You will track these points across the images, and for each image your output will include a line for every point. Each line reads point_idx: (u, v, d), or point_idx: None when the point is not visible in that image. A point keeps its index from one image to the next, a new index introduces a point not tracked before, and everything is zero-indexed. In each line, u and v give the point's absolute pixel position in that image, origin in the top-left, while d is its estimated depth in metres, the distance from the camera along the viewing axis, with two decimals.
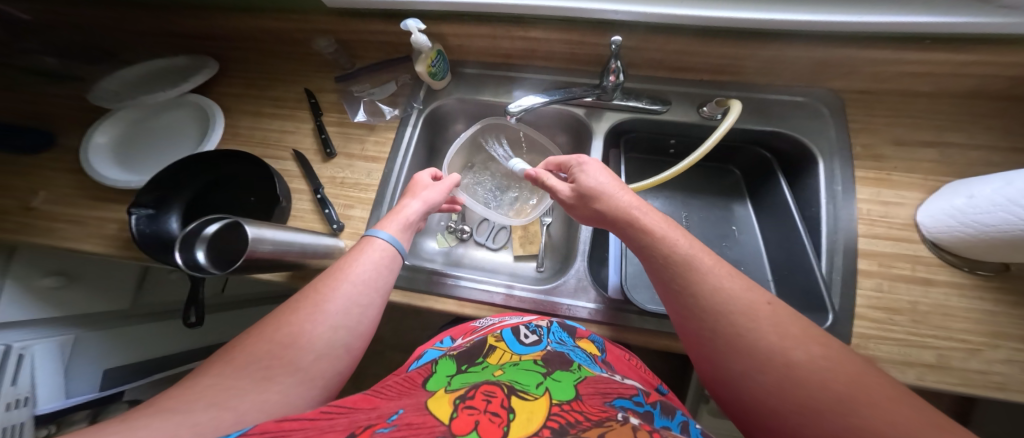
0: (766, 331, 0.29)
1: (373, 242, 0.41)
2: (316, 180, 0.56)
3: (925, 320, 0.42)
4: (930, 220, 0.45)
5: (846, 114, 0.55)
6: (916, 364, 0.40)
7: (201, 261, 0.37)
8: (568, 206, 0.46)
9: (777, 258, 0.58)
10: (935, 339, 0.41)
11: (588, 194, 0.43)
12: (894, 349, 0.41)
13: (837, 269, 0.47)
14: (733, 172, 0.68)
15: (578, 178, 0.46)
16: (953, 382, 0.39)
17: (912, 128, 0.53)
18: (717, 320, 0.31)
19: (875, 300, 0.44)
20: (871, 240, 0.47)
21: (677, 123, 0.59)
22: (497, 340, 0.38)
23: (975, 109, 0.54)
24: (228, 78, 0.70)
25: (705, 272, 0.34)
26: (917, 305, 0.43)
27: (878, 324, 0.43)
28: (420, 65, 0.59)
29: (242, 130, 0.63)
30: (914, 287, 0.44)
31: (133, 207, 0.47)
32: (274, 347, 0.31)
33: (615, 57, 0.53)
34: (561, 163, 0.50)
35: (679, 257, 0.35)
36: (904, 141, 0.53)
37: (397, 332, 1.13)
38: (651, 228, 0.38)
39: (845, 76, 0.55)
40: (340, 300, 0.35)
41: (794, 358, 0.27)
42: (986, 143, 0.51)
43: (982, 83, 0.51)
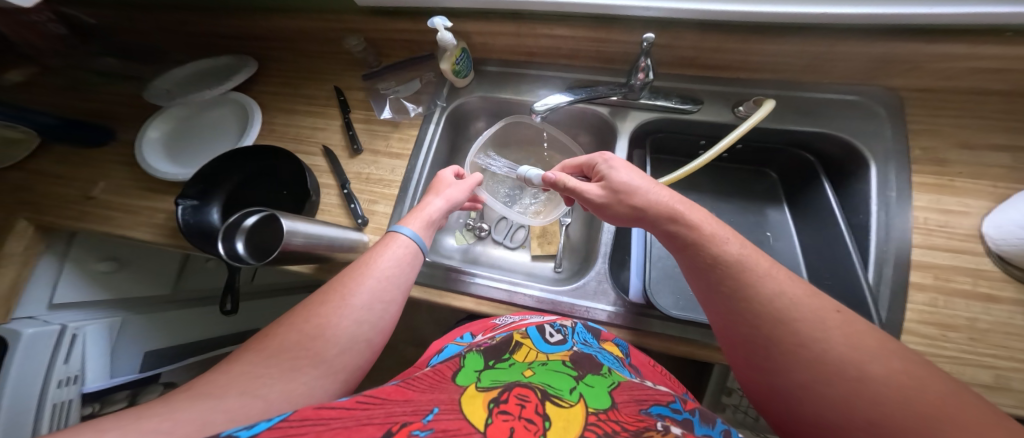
0: (836, 341, 0.27)
1: (395, 239, 0.41)
2: (343, 175, 0.58)
3: (985, 339, 0.39)
4: (996, 230, 0.41)
5: (906, 116, 0.51)
6: (971, 386, 0.37)
7: (239, 252, 0.39)
8: (596, 205, 0.44)
9: (818, 266, 0.55)
10: (994, 359, 0.38)
11: (622, 190, 0.41)
12: (947, 368, 0.38)
13: (886, 281, 0.43)
14: (769, 176, 0.65)
15: (607, 175, 0.44)
16: (1012, 405, 0.36)
17: (977, 130, 0.49)
18: (777, 327, 0.29)
19: (927, 315, 0.40)
20: (927, 251, 0.43)
21: (707, 123, 0.57)
22: (523, 337, 0.38)
23: None
24: (263, 77, 0.73)
25: (763, 274, 0.32)
26: (975, 323, 0.39)
27: (931, 341, 0.39)
28: (445, 63, 0.60)
29: (278, 126, 0.66)
30: (974, 303, 0.40)
31: (179, 198, 0.51)
32: (302, 339, 0.32)
33: (645, 54, 0.51)
34: (581, 165, 0.49)
35: (733, 258, 0.34)
36: (965, 144, 0.48)
37: (414, 325, 1.15)
38: (699, 225, 0.37)
39: (904, 73, 0.51)
40: (364, 294, 0.36)
41: (870, 371, 0.25)
42: None
43: None
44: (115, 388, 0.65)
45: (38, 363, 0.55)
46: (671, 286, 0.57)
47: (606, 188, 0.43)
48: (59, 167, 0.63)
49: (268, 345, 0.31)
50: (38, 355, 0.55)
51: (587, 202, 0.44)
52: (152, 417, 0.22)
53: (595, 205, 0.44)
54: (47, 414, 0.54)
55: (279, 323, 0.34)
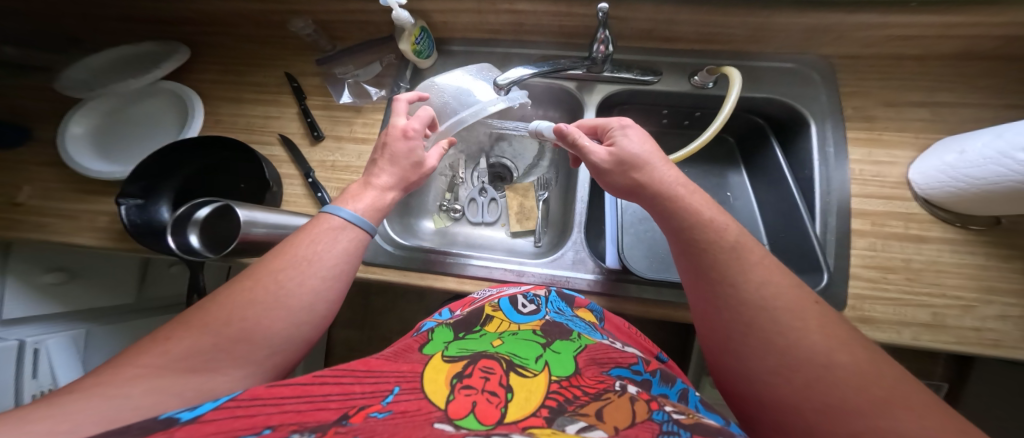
0: (813, 331, 0.29)
1: (349, 233, 0.39)
2: (306, 164, 0.56)
3: (918, 277, 0.45)
4: (921, 177, 0.47)
5: (837, 79, 0.56)
6: (912, 324, 0.42)
7: (194, 245, 0.37)
8: (599, 167, 0.44)
9: (772, 223, 0.60)
10: (929, 297, 0.43)
11: (630, 161, 0.42)
12: (891, 308, 0.43)
13: (831, 230, 0.48)
14: (727, 140, 0.69)
15: (618, 141, 0.44)
16: (949, 340, 0.42)
17: (902, 90, 0.54)
18: (760, 316, 0.31)
19: (869, 259, 0.46)
20: (863, 200, 0.49)
21: (668, 93, 0.59)
22: (494, 310, 0.40)
23: (964, 69, 0.54)
24: (203, 64, 0.68)
25: (754, 264, 0.34)
26: (910, 263, 0.45)
27: (873, 283, 0.45)
28: (404, 43, 0.58)
29: (225, 117, 0.62)
30: (907, 244, 0.46)
31: (121, 198, 0.47)
32: (223, 343, 0.31)
33: (603, 26, 0.52)
34: (597, 126, 0.48)
35: (731, 245, 0.35)
36: (895, 103, 0.53)
37: (401, 314, 1.16)
38: (699, 210, 0.38)
39: (835, 41, 0.54)
40: (302, 296, 0.35)
41: (837, 360, 0.28)
42: (978, 102, 0.52)
43: (972, 44, 0.51)
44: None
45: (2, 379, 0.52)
46: (644, 250, 0.61)
47: (614, 155, 0.43)
48: None
49: (180, 344, 0.30)
50: None
51: (589, 163, 0.44)
52: None
53: (608, 161, 0.43)
54: None
55: (195, 320, 0.32)
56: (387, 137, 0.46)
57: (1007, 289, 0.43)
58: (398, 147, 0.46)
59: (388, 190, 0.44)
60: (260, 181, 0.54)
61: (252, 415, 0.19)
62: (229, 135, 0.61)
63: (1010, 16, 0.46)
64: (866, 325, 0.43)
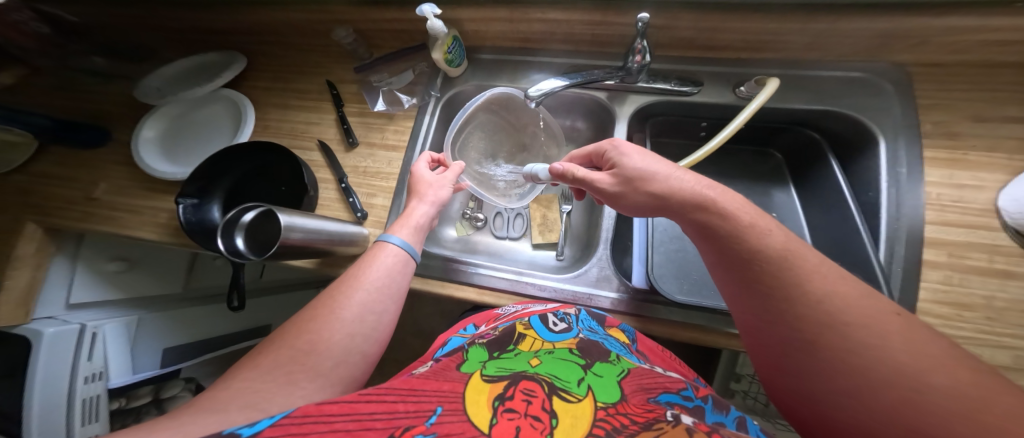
0: (895, 349, 0.25)
1: (385, 248, 0.44)
2: (340, 169, 0.58)
3: (1002, 317, 0.38)
4: (1013, 204, 0.40)
5: (911, 90, 0.50)
6: (991, 367, 0.37)
7: (239, 248, 0.39)
8: (609, 195, 0.43)
9: (825, 247, 0.55)
10: (1013, 339, 0.38)
11: (637, 176, 0.40)
12: (965, 348, 0.38)
13: (898, 259, 0.43)
14: (773, 156, 0.64)
15: (618, 163, 0.42)
16: None
17: (995, 103, 0.47)
18: (824, 331, 0.28)
19: (941, 294, 0.40)
20: (940, 227, 0.43)
21: (710, 105, 0.55)
22: (526, 327, 0.39)
23: None
24: (254, 73, 0.72)
25: (811, 272, 0.30)
26: (993, 301, 0.39)
27: (945, 321, 0.39)
28: (437, 52, 0.59)
29: (272, 122, 0.66)
30: (990, 280, 0.40)
31: (179, 198, 0.51)
32: (298, 355, 0.33)
33: (641, 36, 0.50)
34: (589, 154, 0.47)
35: (776, 252, 0.32)
36: (984, 118, 0.47)
37: (420, 316, 1.17)
38: (734, 214, 0.35)
39: (913, 48, 0.49)
40: (353, 309, 0.37)
41: (933, 383, 0.22)
42: None
43: None
44: (139, 384, 0.67)
45: (62, 362, 0.57)
46: (675, 269, 0.57)
47: (618, 177, 0.42)
48: (63, 170, 0.64)
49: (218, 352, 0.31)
50: (61, 354, 0.56)
51: (597, 194, 0.43)
52: (163, 429, 0.23)
53: (609, 194, 0.42)
54: (79, 408, 0.57)
55: (275, 339, 0.36)
56: (414, 174, 0.53)
57: None
58: (428, 179, 0.52)
59: (427, 217, 0.49)
60: (297, 186, 0.56)
61: (306, 434, 0.19)
62: (275, 140, 0.64)
63: None
64: None
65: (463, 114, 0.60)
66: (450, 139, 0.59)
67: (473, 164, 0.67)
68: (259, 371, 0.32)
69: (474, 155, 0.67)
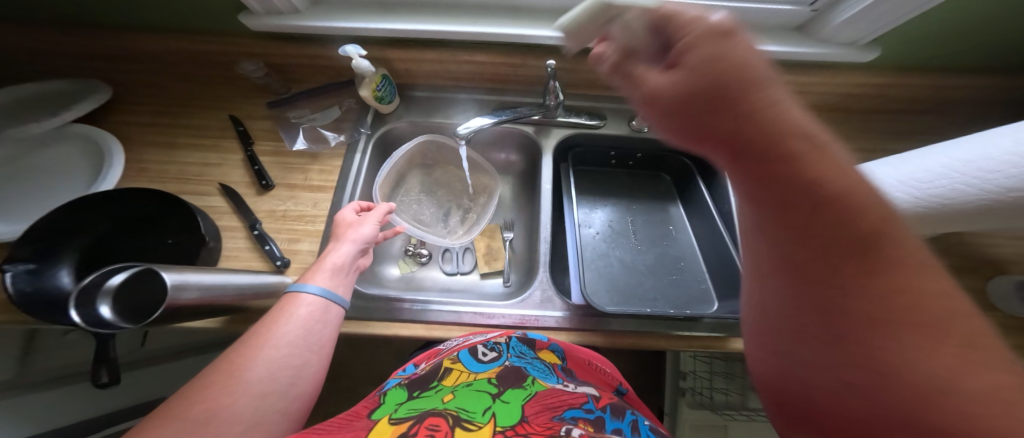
0: (942, 349, 0.19)
1: (298, 299, 0.40)
2: (252, 215, 0.53)
3: None
4: None
5: None
6: None
7: (101, 313, 0.32)
8: (657, 98, 0.26)
9: (710, 255, 0.60)
10: None
11: (713, 79, 0.22)
12: None
13: None
14: (665, 178, 0.70)
15: (686, 53, 0.24)
16: None
17: None
18: (848, 318, 0.23)
19: None
20: None
21: (616, 136, 0.64)
22: (453, 362, 0.39)
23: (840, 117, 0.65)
24: (128, 107, 0.64)
25: (901, 259, 0.21)
26: None
27: None
28: (365, 90, 0.59)
29: (149, 164, 0.58)
30: None
31: (6, 263, 0.40)
32: (188, 426, 0.29)
33: (553, 78, 0.57)
34: (658, 25, 0.27)
35: (870, 226, 0.21)
36: None
37: (359, 367, 1.06)
38: (825, 173, 0.21)
39: None
40: (260, 367, 0.34)
41: (964, 387, 0.17)
42: (858, 145, 0.62)
43: (841, 98, 0.63)
44: None
45: None
46: (603, 283, 0.59)
47: (690, 71, 0.24)
48: None
49: None
50: None
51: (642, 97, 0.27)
52: None
53: (672, 99, 0.25)
54: None
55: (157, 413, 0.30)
56: (336, 218, 0.52)
57: None
58: (348, 217, 0.52)
59: (351, 256, 0.47)
60: (188, 238, 0.49)
61: None
62: (156, 185, 0.57)
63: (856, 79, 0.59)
64: None
65: (388, 162, 0.64)
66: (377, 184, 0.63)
67: (411, 203, 0.72)
68: None
69: (413, 194, 0.73)
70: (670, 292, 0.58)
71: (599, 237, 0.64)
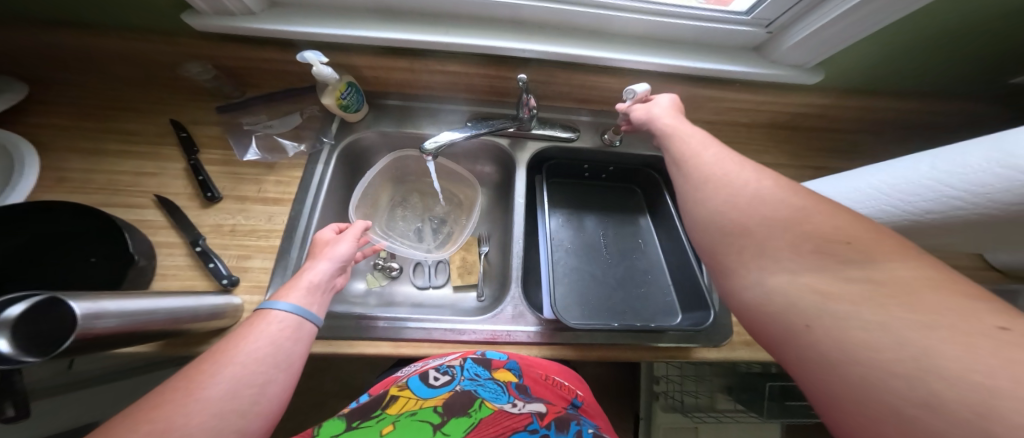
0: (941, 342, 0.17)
1: (268, 316, 0.37)
2: (194, 230, 0.48)
3: None
4: None
5: None
6: None
7: (2, 350, 0.24)
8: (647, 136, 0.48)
9: (676, 263, 0.60)
10: None
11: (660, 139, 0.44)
12: None
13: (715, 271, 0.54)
14: (636, 192, 0.71)
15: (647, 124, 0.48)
16: None
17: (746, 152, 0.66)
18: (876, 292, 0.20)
19: None
20: None
21: (586, 149, 0.64)
22: (401, 389, 0.41)
23: (788, 136, 0.70)
24: (48, 107, 0.57)
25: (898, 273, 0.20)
26: None
27: None
28: (328, 98, 0.56)
29: (71, 173, 0.51)
30: None
31: None
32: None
33: (527, 92, 0.55)
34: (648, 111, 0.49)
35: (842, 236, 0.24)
36: None
37: (319, 392, 0.98)
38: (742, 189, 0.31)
39: (697, 111, 0.66)
40: (224, 382, 0.30)
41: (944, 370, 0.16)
42: (801, 163, 0.67)
43: (791, 117, 0.67)
44: None
45: None
46: (575, 296, 0.58)
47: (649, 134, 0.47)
48: None
49: None
50: None
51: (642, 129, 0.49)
52: None
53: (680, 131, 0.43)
54: None
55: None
56: (314, 238, 0.49)
57: None
58: (325, 236, 0.49)
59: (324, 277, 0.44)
60: (110, 257, 0.42)
61: None
62: (76, 196, 0.50)
63: (807, 98, 0.63)
64: (749, 346, 0.49)
65: (362, 182, 0.63)
66: (354, 202, 0.61)
67: (381, 216, 0.70)
68: None
69: (385, 206, 0.71)
70: (638, 306, 0.58)
71: (570, 251, 0.63)
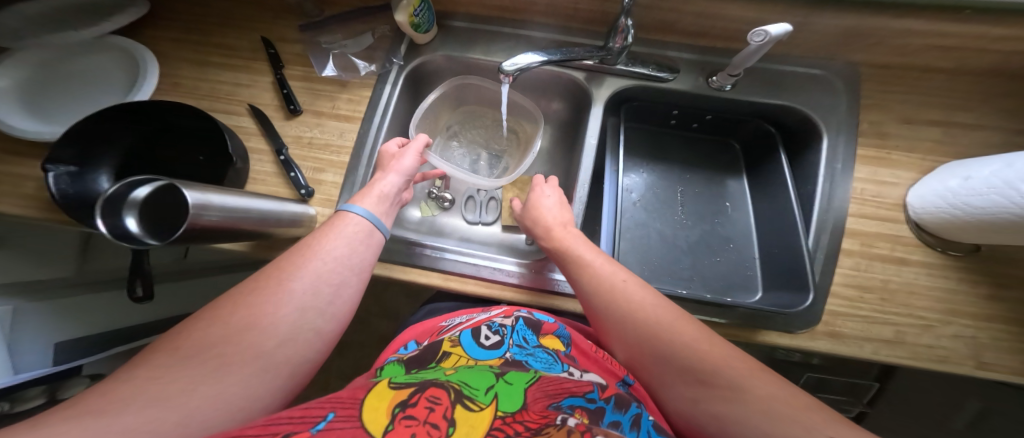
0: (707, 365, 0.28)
1: (345, 217, 0.39)
2: (278, 139, 0.50)
3: (892, 298, 0.42)
4: (919, 200, 0.43)
5: (861, 88, 0.51)
6: (874, 340, 0.40)
7: (132, 230, 0.27)
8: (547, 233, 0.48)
9: (770, 234, 0.53)
10: (896, 315, 0.41)
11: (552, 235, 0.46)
12: (856, 326, 0.41)
13: (821, 247, 0.45)
14: (733, 147, 0.61)
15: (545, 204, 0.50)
16: (903, 355, 0.39)
17: (923, 107, 0.50)
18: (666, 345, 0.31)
19: (850, 278, 0.43)
20: (859, 220, 0.45)
21: (679, 93, 0.55)
22: (453, 346, 0.38)
23: (988, 88, 0.50)
24: (166, 23, 0.59)
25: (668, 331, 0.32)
26: (887, 284, 0.42)
27: (849, 301, 0.42)
28: (401, 14, 0.52)
29: (185, 81, 0.54)
30: (888, 266, 0.43)
31: (48, 163, 0.39)
32: (229, 332, 0.27)
33: (626, 14, 0.46)
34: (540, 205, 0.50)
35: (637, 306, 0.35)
36: (913, 120, 0.49)
37: (376, 308, 1.10)
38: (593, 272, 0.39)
39: (872, 47, 0.50)
40: (305, 280, 0.32)
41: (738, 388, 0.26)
42: (997, 124, 0.48)
43: (1005, 60, 0.48)
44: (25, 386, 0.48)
45: None
46: (638, 255, 0.53)
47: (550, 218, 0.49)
48: None
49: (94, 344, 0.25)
50: None
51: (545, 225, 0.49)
52: None
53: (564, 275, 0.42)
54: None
55: (199, 322, 0.28)
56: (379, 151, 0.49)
57: (972, 312, 0.41)
58: (387, 148, 0.48)
59: (392, 188, 0.44)
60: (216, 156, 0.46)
61: None
62: (190, 102, 0.53)
63: None
64: (832, 339, 0.40)
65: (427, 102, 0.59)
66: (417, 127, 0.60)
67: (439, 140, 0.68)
68: (179, 354, 0.25)
69: (444, 130, 0.69)
70: (710, 275, 0.53)
71: (639, 205, 0.57)
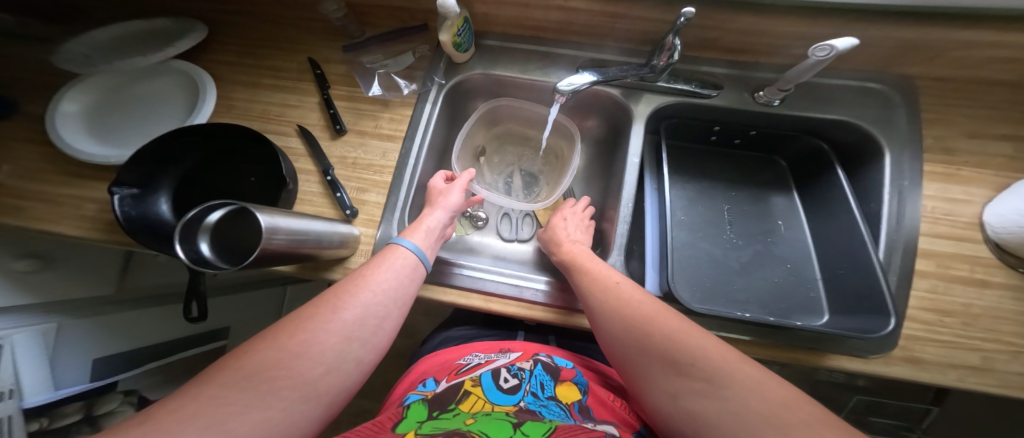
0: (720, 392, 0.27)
1: (396, 250, 0.38)
2: (325, 160, 0.51)
3: (976, 322, 0.39)
4: (998, 219, 0.40)
5: (919, 104, 0.50)
6: (960, 366, 0.37)
7: (207, 254, 0.27)
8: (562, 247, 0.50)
9: (830, 254, 0.51)
10: (981, 341, 0.38)
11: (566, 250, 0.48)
12: (936, 351, 0.38)
13: (893, 267, 0.43)
14: (779, 163, 0.61)
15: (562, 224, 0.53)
16: (993, 384, 0.37)
17: (988, 122, 0.48)
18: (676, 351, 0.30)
19: (927, 301, 0.40)
20: (931, 239, 0.43)
21: (720, 108, 0.54)
22: (473, 385, 0.37)
23: None
24: (221, 46, 0.62)
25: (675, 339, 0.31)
26: (970, 308, 0.39)
27: (928, 326, 0.39)
28: (445, 34, 0.53)
29: (240, 103, 0.56)
30: (969, 288, 0.40)
31: (115, 185, 0.40)
32: (283, 357, 0.27)
33: (673, 32, 0.46)
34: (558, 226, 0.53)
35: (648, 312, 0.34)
36: (978, 134, 0.48)
37: None
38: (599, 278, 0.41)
39: (927, 61, 0.49)
40: (355, 309, 0.32)
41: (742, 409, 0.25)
42: None
43: None
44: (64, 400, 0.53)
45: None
46: (690, 274, 0.51)
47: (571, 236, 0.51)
48: None
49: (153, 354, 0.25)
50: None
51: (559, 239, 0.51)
52: None
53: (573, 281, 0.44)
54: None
55: (250, 343, 0.28)
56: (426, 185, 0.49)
57: None
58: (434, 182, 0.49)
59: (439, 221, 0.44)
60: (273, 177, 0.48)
61: None
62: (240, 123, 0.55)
63: None
64: (912, 366, 0.38)
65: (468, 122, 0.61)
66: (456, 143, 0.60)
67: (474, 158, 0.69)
68: (238, 374, 0.25)
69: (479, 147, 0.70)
70: (765, 297, 0.50)
71: (685, 223, 0.56)
